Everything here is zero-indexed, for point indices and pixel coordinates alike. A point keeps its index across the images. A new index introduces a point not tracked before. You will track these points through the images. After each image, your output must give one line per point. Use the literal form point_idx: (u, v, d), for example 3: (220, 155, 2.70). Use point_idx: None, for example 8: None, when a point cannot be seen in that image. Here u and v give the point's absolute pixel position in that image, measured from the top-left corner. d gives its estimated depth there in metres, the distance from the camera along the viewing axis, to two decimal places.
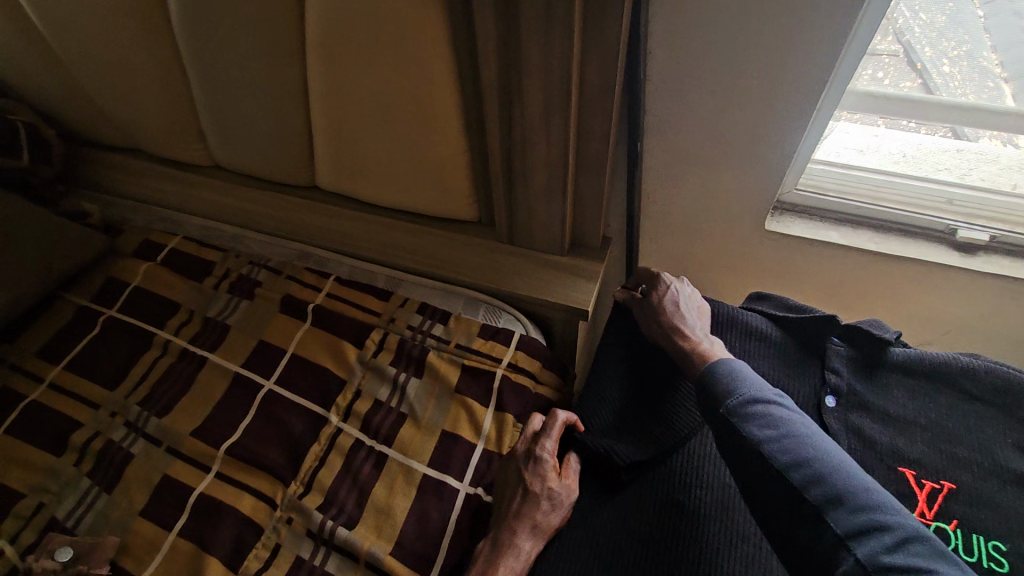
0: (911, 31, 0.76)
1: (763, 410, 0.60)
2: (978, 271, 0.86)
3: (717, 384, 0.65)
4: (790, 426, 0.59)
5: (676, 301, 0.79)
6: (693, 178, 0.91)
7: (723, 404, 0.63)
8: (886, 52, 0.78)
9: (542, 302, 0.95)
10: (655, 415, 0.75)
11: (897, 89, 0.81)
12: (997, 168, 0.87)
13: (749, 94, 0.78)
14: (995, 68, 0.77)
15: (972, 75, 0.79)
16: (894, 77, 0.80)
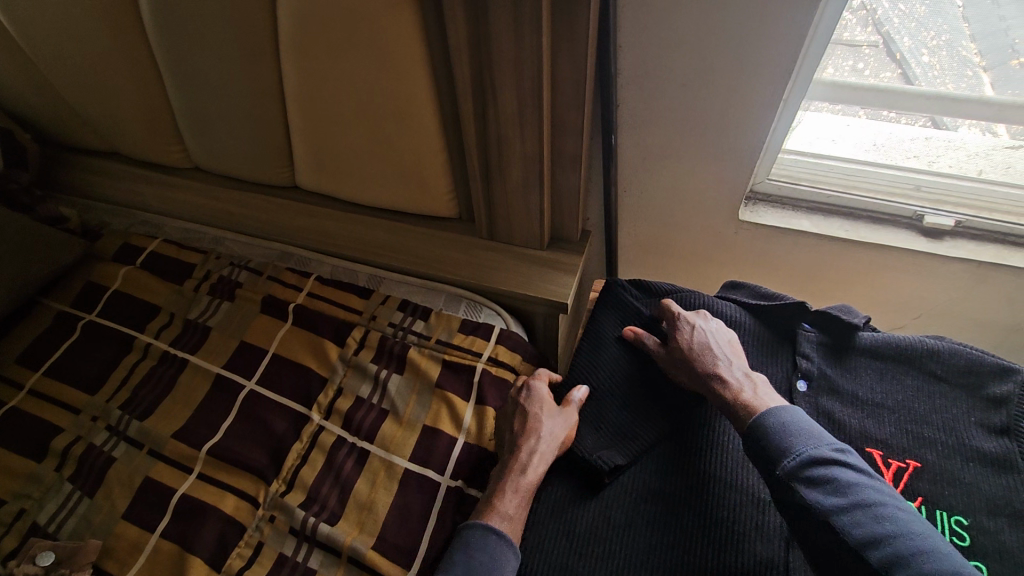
0: (889, 22, 0.76)
1: (827, 474, 0.57)
2: (946, 256, 0.88)
3: (769, 441, 0.62)
4: (859, 492, 0.55)
5: (706, 344, 0.74)
6: (667, 170, 0.92)
7: (779, 466, 0.59)
8: (865, 43, 0.78)
9: (522, 295, 0.96)
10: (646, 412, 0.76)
11: (876, 80, 0.82)
12: (963, 155, 0.88)
13: (717, 86, 0.79)
14: (974, 57, 0.77)
15: (951, 64, 0.78)
16: (874, 68, 0.80)
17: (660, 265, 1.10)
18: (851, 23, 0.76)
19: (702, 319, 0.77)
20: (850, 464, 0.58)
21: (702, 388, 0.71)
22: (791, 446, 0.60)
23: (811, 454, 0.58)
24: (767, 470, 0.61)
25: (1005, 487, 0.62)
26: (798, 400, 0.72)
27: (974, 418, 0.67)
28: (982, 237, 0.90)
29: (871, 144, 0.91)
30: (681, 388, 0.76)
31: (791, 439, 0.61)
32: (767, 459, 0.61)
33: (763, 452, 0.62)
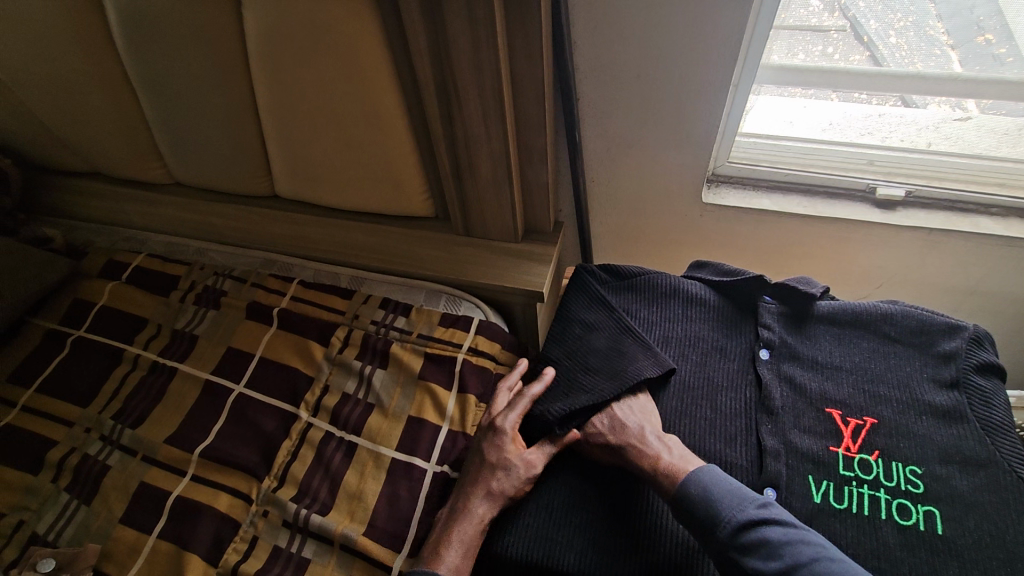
0: (855, 6, 0.79)
1: (760, 537, 0.58)
2: (898, 225, 0.92)
3: (696, 508, 0.62)
4: (793, 550, 0.57)
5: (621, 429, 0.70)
6: (632, 159, 0.96)
7: (718, 537, 0.60)
8: (833, 28, 0.82)
9: (499, 287, 0.99)
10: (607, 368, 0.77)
11: (845, 63, 0.85)
12: (915, 130, 0.92)
13: (670, 75, 0.83)
14: (941, 36, 0.80)
15: (918, 44, 0.82)
16: (842, 51, 0.84)
17: (632, 251, 1.14)
18: (819, 8, 0.79)
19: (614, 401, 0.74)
20: (775, 522, 0.59)
21: (622, 463, 0.69)
22: (717, 512, 0.61)
23: (738, 518, 0.59)
24: (705, 539, 0.61)
25: (952, 435, 0.66)
26: (760, 367, 0.74)
27: (927, 374, 0.71)
28: (932, 206, 0.94)
29: (828, 124, 0.94)
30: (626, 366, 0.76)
31: (715, 505, 0.61)
32: (703, 527, 0.61)
33: (696, 521, 0.62)
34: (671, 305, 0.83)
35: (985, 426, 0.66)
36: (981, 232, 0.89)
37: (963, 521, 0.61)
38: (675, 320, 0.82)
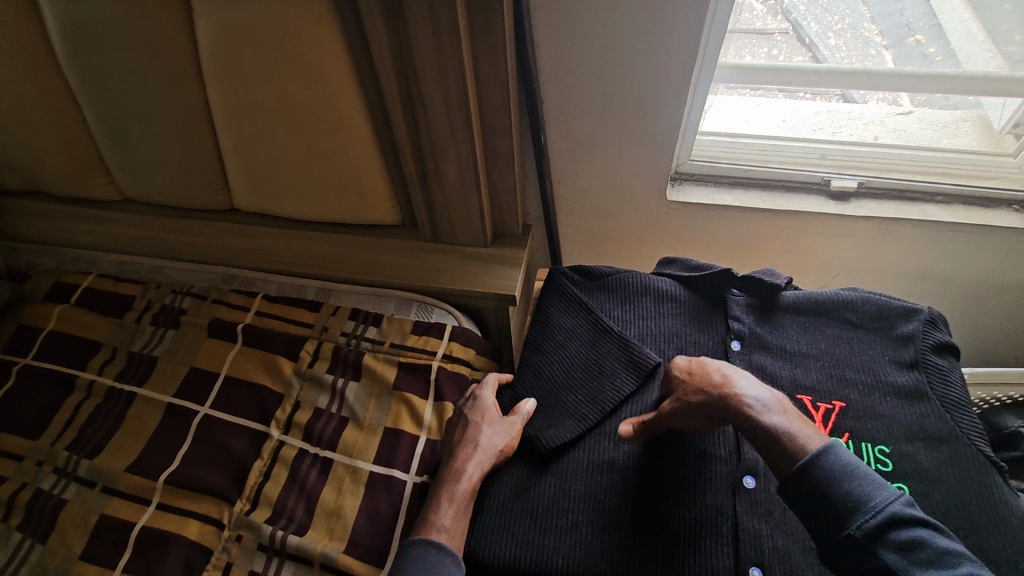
0: (796, 10, 0.84)
1: (916, 537, 0.50)
2: (852, 215, 0.95)
3: (840, 491, 0.53)
4: (950, 558, 0.49)
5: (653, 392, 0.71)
6: (597, 160, 0.97)
7: (850, 523, 0.52)
8: (777, 30, 0.85)
9: (471, 292, 0.98)
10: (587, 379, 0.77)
11: (790, 64, 0.88)
12: (862, 124, 0.98)
13: (631, 76, 0.84)
14: (876, 37, 0.85)
15: (855, 45, 0.86)
16: (787, 53, 0.87)
17: (601, 250, 1.15)
18: (762, 12, 0.83)
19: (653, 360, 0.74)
20: (924, 522, 0.52)
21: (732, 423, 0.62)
22: (867, 504, 0.52)
23: (888, 511, 0.51)
24: (836, 531, 0.53)
25: (916, 413, 0.69)
26: (733, 358, 0.76)
27: (887, 356, 0.74)
28: (883, 196, 0.97)
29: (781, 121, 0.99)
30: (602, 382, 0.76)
31: (864, 493, 0.53)
32: (841, 518, 0.53)
33: (831, 508, 0.53)
34: (643, 302, 0.84)
35: (942, 403, 0.69)
36: (929, 220, 0.93)
37: (930, 494, 0.64)
38: (648, 316, 0.83)
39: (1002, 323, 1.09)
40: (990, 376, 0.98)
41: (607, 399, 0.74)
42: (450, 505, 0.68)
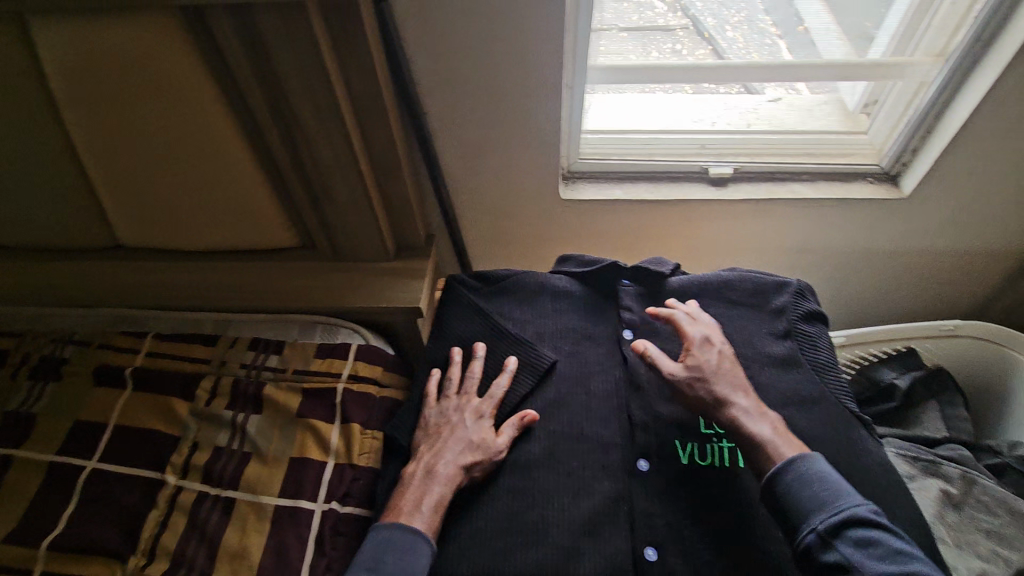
0: (693, 7, 0.90)
1: (870, 536, 0.56)
2: (732, 199, 1.01)
3: (807, 497, 0.59)
4: (902, 555, 0.55)
5: (446, 426, 0.72)
6: (490, 165, 0.98)
7: (813, 521, 0.58)
8: (678, 27, 0.92)
9: (376, 308, 0.97)
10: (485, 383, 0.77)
11: (695, 58, 0.93)
12: (748, 113, 1.05)
13: (508, 82, 0.86)
14: (769, 28, 0.91)
15: (752, 37, 0.92)
16: (689, 48, 0.93)
17: (508, 254, 1.16)
18: (661, 9, 0.90)
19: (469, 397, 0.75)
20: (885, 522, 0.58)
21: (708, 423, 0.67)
22: (837, 505, 0.58)
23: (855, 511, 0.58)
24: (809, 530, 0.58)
25: (789, 380, 0.74)
26: (625, 347, 0.79)
27: (764, 329, 0.79)
28: (759, 177, 1.03)
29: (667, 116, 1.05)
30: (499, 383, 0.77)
31: (835, 497, 0.59)
32: (817, 519, 0.58)
33: (819, 502, 0.59)
34: (541, 301, 0.85)
35: (811, 369, 0.75)
36: (798, 197, 1.00)
37: None
38: (546, 314, 0.84)
39: (880, 287, 1.17)
40: (866, 335, 1.05)
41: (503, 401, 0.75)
42: (435, 507, 0.65)
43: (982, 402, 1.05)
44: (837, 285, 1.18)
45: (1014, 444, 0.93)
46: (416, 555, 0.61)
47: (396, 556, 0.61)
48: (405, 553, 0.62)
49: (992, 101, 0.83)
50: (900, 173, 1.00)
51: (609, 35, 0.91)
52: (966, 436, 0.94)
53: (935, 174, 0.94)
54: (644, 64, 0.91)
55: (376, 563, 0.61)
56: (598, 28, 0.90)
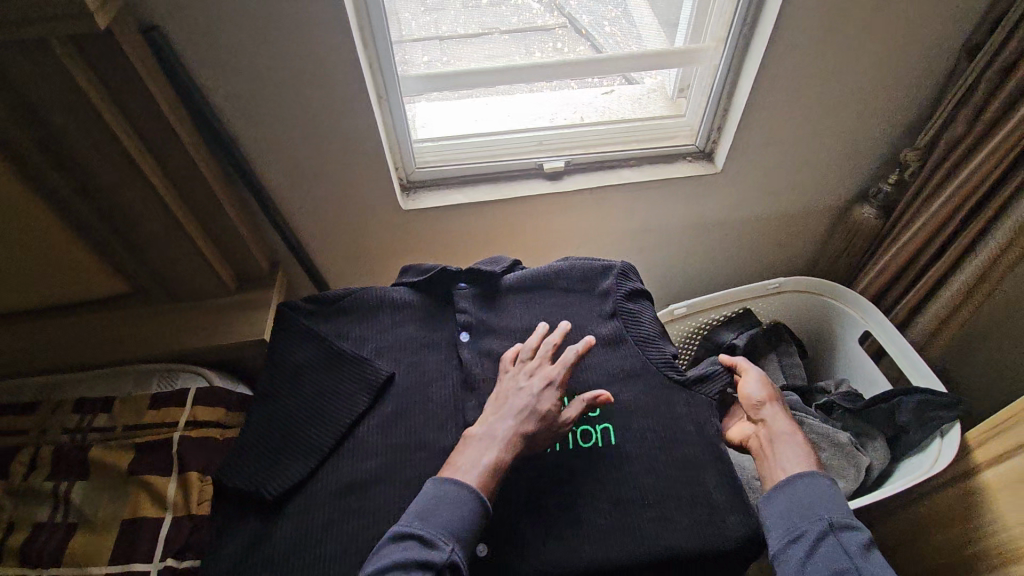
0: (567, 5, 0.90)
1: (861, 545, 0.62)
2: (567, 191, 1.06)
3: (840, 497, 0.66)
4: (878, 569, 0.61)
5: (514, 386, 0.72)
6: (322, 184, 0.97)
7: (840, 516, 0.64)
8: (556, 26, 0.93)
9: (218, 347, 0.93)
10: (319, 408, 0.75)
11: (575, 54, 0.96)
12: (612, 99, 1.08)
13: (312, 100, 0.85)
14: (646, 22, 0.94)
15: (626, 32, 0.94)
16: (569, 45, 0.95)
17: (367, 271, 1.15)
18: (537, 10, 0.90)
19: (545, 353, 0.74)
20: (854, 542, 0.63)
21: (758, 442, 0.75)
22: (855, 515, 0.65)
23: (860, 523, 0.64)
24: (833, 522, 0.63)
25: (626, 360, 0.77)
26: (461, 349, 0.79)
27: (593, 312, 0.82)
28: (589, 168, 1.09)
29: (507, 116, 1.07)
30: (336, 409, 0.74)
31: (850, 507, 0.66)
32: (837, 514, 0.64)
33: (831, 503, 0.65)
34: (379, 315, 0.84)
35: (644, 346, 0.78)
36: (625, 182, 1.06)
37: (630, 427, 0.72)
38: (386, 328, 0.83)
39: (725, 257, 1.26)
40: (706, 302, 1.09)
41: (339, 425, 0.73)
42: (494, 461, 0.65)
43: (817, 342, 1.17)
44: (689, 259, 1.25)
45: (840, 381, 1.05)
46: (466, 508, 0.61)
47: (445, 511, 0.61)
48: (455, 505, 0.62)
49: (770, 79, 0.92)
50: (713, 150, 1.08)
51: (492, 38, 0.92)
52: (801, 382, 1.06)
53: (739, 147, 1.02)
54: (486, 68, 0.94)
55: (427, 515, 0.61)
56: (482, 32, 0.91)
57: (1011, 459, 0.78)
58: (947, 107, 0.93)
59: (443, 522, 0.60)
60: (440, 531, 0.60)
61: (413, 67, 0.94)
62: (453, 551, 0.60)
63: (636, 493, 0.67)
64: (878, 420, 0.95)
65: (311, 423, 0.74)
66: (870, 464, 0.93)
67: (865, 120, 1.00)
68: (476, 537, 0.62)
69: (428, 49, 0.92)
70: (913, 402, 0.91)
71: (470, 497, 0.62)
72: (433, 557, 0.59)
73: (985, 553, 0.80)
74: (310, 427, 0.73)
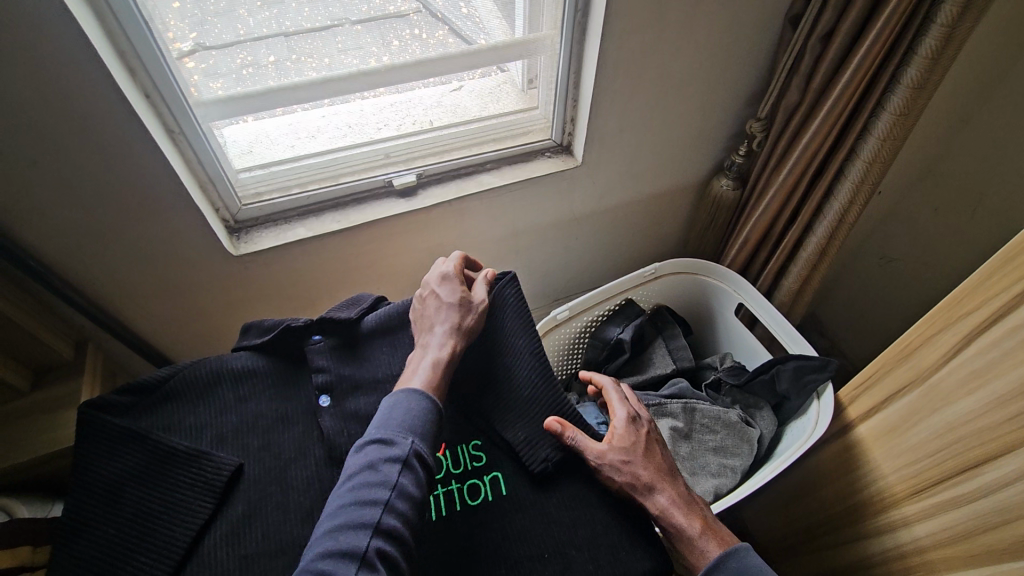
0: None
1: None
2: (422, 207, 0.96)
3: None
4: None
5: (432, 305, 0.73)
6: (123, 245, 0.80)
7: None
8: (410, 11, 0.80)
9: (12, 468, 0.74)
10: (148, 527, 0.61)
11: (436, 41, 0.85)
12: (466, 95, 0.97)
13: (75, 149, 0.68)
14: (492, 18, 0.85)
15: (467, 23, 0.84)
16: (427, 31, 0.83)
17: (207, 329, 0.99)
18: None
19: (455, 277, 0.76)
20: None
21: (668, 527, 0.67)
22: None
23: None
24: None
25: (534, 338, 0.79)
26: (321, 417, 0.69)
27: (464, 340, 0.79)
28: (443, 178, 1.00)
29: (344, 127, 0.92)
30: (172, 523, 0.61)
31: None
32: None
33: None
34: (218, 394, 0.71)
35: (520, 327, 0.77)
36: (485, 189, 0.99)
37: (518, 471, 0.66)
38: (227, 407, 0.70)
39: (601, 246, 1.24)
40: (586, 303, 1.07)
41: (179, 540, 0.60)
42: (434, 366, 0.67)
43: (700, 316, 1.20)
44: (566, 253, 1.22)
45: (723, 355, 1.09)
46: (421, 408, 0.62)
47: (397, 414, 0.60)
48: (407, 407, 0.61)
49: (611, 67, 0.87)
50: (571, 142, 1.04)
51: (342, 30, 0.78)
52: (689, 363, 1.06)
53: (595, 138, 0.98)
54: (314, 81, 0.80)
55: (383, 422, 0.60)
56: (331, 24, 0.76)
57: (877, 414, 0.82)
58: (780, 78, 0.95)
59: (396, 422, 0.60)
60: (398, 429, 0.59)
61: (259, 68, 0.77)
62: (414, 443, 0.59)
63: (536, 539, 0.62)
64: (762, 390, 1.01)
65: (140, 549, 0.60)
66: (761, 435, 0.97)
67: (711, 96, 1.00)
68: (435, 431, 0.62)
69: (275, 47, 0.76)
70: (789, 369, 0.96)
71: (434, 402, 0.63)
72: (398, 452, 0.57)
73: (862, 505, 0.85)
74: (139, 555, 0.59)
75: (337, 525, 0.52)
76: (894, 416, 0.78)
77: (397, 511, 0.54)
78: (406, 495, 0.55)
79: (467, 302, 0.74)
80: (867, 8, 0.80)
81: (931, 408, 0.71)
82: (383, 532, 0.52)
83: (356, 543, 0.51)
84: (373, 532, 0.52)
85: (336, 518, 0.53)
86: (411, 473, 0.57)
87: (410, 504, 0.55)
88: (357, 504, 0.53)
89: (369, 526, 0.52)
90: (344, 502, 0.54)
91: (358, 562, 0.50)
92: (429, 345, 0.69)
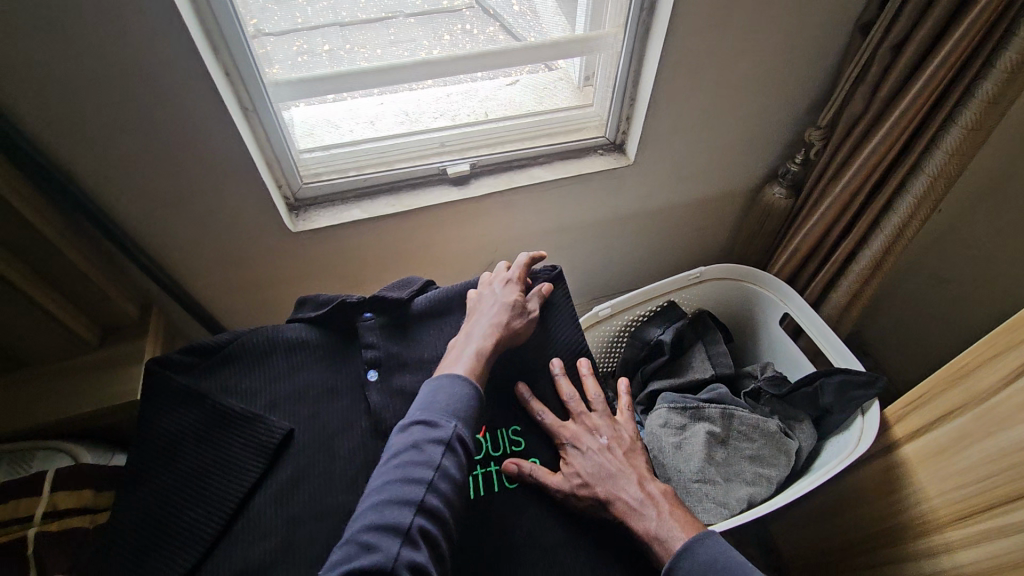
0: None
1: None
2: (474, 196, 0.98)
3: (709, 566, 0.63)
4: None
5: (485, 303, 0.75)
6: (192, 214, 0.85)
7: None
8: (462, 6, 0.82)
9: (80, 416, 0.80)
10: (204, 480, 0.64)
11: (486, 37, 0.86)
12: (519, 88, 0.99)
13: (157, 120, 0.72)
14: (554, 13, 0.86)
15: (520, 16, 0.86)
16: (479, 26, 0.85)
17: (261, 301, 1.03)
18: None
19: (517, 282, 0.78)
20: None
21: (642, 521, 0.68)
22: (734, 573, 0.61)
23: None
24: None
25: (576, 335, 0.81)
26: (369, 390, 0.71)
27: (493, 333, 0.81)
28: (495, 169, 1.02)
29: (403, 114, 0.95)
30: (226, 479, 0.64)
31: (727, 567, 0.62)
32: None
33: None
34: (273, 361, 0.74)
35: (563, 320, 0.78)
36: (536, 182, 1.00)
37: None
38: (281, 374, 0.73)
39: (645, 247, 1.24)
40: (628, 301, 1.07)
41: (231, 496, 0.63)
42: (476, 356, 0.69)
43: (742, 323, 1.18)
44: (609, 251, 1.22)
45: (764, 364, 1.08)
46: (463, 394, 0.63)
47: (439, 398, 0.62)
48: (449, 392, 0.63)
49: (670, 66, 0.87)
50: (624, 141, 1.03)
51: (395, 22, 0.80)
52: (728, 369, 1.05)
53: (649, 137, 0.98)
54: (362, 70, 0.82)
55: (428, 404, 0.62)
56: (384, 16, 0.79)
57: (926, 435, 0.79)
58: (845, 86, 0.93)
59: (439, 405, 0.62)
60: (442, 413, 0.61)
61: (314, 56, 0.81)
62: (457, 426, 0.60)
63: (547, 536, 0.66)
64: (803, 402, 0.99)
65: (195, 501, 0.63)
66: (800, 447, 0.96)
67: (769, 101, 0.99)
68: (475, 418, 0.64)
69: (330, 36, 0.79)
70: (834, 382, 0.94)
71: (474, 389, 0.65)
72: (441, 435, 0.59)
73: (904, 526, 0.83)
74: (193, 507, 0.63)
75: (381, 500, 0.54)
76: (944, 438, 0.76)
77: (439, 492, 0.55)
78: (449, 477, 0.57)
79: (519, 306, 0.75)
80: (944, 17, 0.78)
81: (984, 432, 0.69)
82: (425, 512, 0.54)
83: (399, 518, 0.52)
84: (416, 510, 0.53)
85: (380, 494, 0.54)
86: (454, 457, 0.58)
87: (452, 486, 0.57)
88: (401, 482, 0.55)
89: (413, 504, 0.54)
90: (390, 478, 0.55)
91: (401, 537, 0.51)
92: (475, 335, 0.71)
